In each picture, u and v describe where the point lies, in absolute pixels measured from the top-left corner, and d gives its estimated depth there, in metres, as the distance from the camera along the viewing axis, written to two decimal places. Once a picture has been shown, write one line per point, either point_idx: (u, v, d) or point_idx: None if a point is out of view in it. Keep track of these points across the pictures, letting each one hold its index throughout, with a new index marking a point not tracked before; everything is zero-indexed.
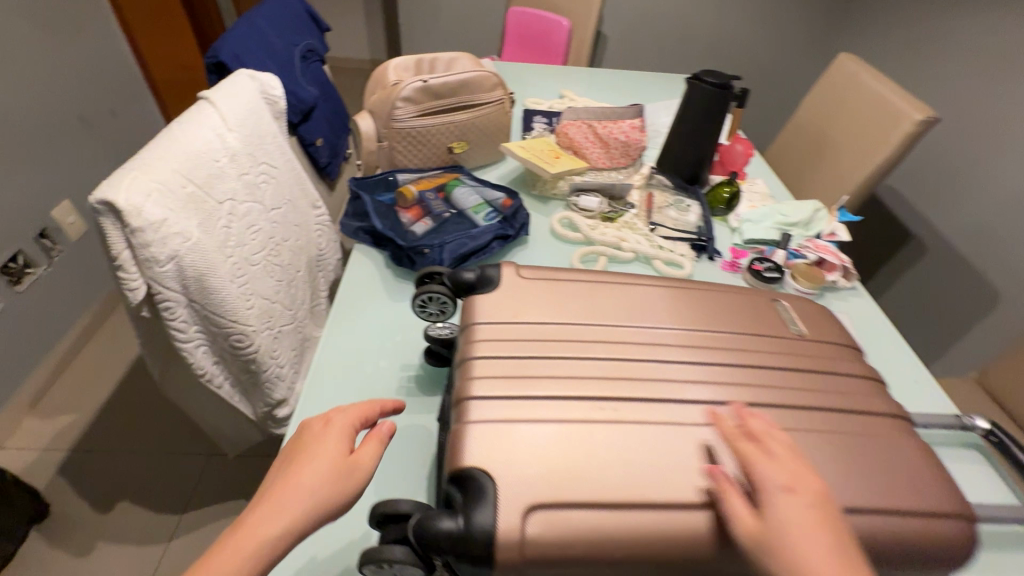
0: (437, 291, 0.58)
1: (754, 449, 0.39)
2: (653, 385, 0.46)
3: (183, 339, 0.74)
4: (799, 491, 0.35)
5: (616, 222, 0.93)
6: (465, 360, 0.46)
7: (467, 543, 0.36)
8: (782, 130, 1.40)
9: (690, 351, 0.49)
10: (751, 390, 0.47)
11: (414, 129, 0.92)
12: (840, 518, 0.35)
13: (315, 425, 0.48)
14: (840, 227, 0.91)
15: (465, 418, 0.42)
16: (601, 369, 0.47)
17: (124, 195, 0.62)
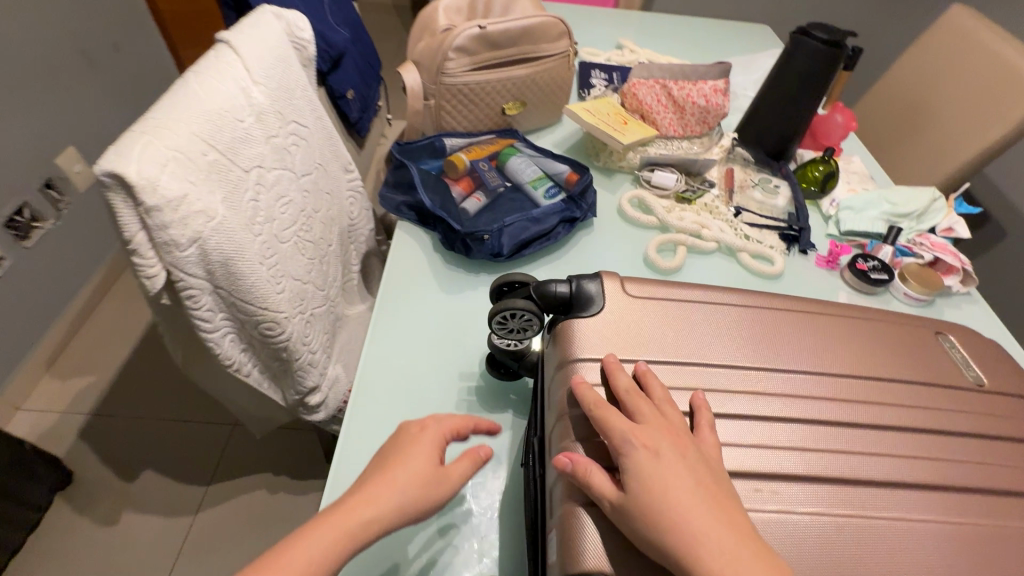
0: (520, 309, 0.46)
1: (612, 410, 0.36)
2: (829, 459, 0.38)
3: (208, 329, 0.65)
4: (658, 449, 0.34)
5: (694, 204, 0.81)
6: (565, 414, 0.38)
7: None
8: (870, 94, 1.23)
9: (842, 405, 0.40)
10: (935, 466, 0.38)
11: (467, 86, 0.78)
12: (698, 466, 0.34)
13: (410, 426, 0.42)
14: (960, 222, 0.78)
15: (574, 498, 0.35)
16: (752, 437, 0.38)
17: (135, 166, 0.51)
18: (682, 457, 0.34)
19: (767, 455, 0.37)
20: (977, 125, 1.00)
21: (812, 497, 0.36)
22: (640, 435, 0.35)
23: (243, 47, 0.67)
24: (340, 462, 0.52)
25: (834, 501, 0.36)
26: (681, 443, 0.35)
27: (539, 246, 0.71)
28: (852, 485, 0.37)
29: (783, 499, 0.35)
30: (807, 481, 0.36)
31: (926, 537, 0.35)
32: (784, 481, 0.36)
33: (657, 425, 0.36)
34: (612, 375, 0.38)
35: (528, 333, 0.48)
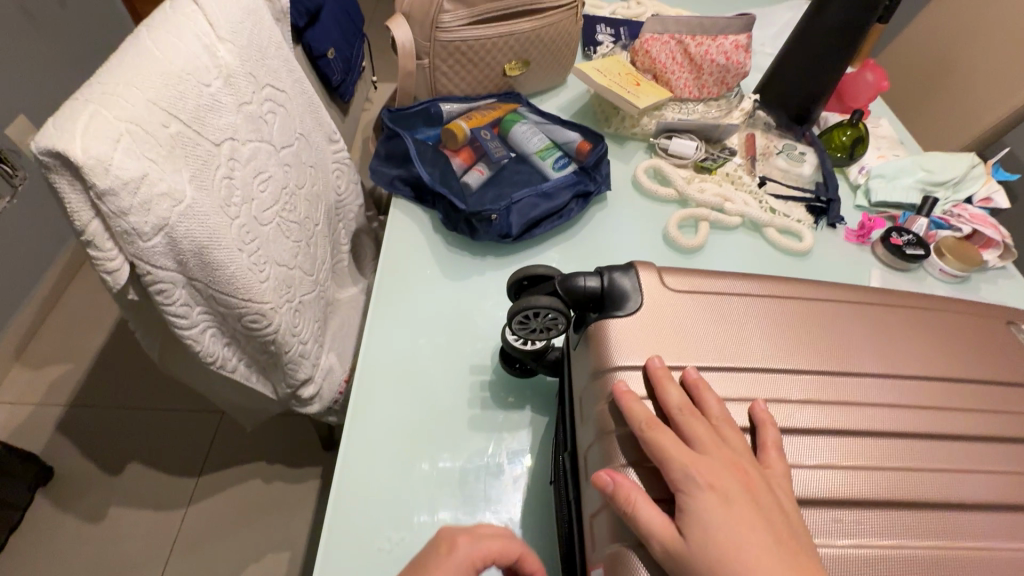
0: (542, 305, 0.39)
1: (665, 433, 0.31)
2: (916, 480, 0.33)
3: (186, 326, 0.58)
4: (720, 487, 0.30)
5: (714, 174, 0.75)
6: (608, 432, 0.33)
7: None
8: (891, 50, 1.15)
9: (920, 413, 0.35)
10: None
11: (465, 42, 0.69)
12: (767, 505, 0.30)
13: (439, 541, 0.35)
14: (999, 191, 0.72)
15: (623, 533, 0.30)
16: (824, 456, 0.33)
17: (81, 142, 0.42)
18: (749, 497, 0.30)
19: (846, 478, 0.32)
20: (1007, 87, 0.94)
21: (898, 528, 0.31)
22: (698, 468, 0.30)
23: None
24: (344, 472, 0.47)
25: (931, 528, 0.32)
26: (747, 478, 0.30)
27: (550, 226, 0.65)
28: (938, 509, 0.32)
29: (863, 529, 0.31)
30: (891, 507, 0.32)
31: (1021, 568, 0.31)
32: (863, 508, 0.32)
33: (718, 456, 0.31)
34: (663, 389, 0.33)
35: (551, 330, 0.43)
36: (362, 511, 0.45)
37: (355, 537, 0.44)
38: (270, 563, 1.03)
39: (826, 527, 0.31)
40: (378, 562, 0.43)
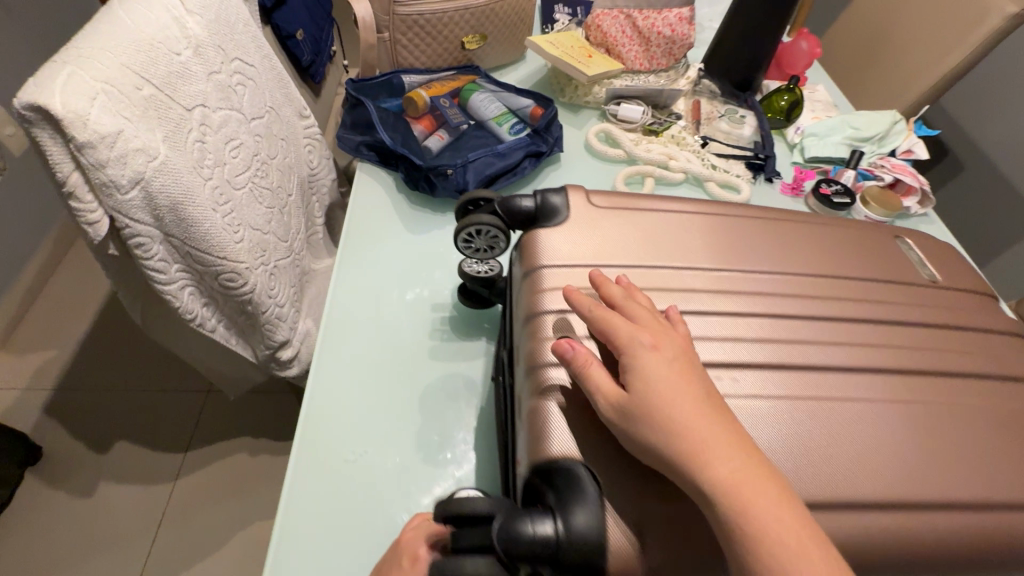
0: (489, 223, 0.43)
1: (610, 311, 0.34)
2: (797, 351, 0.38)
3: (164, 281, 0.62)
4: (664, 351, 0.33)
5: (661, 136, 0.80)
6: (533, 316, 0.37)
7: (567, 551, 0.28)
8: (836, 27, 1.22)
9: (809, 303, 0.41)
10: (894, 354, 0.39)
11: (423, 16, 0.74)
12: (703, 374, 0.32)
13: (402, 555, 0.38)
14: (919, 144, 0.78)
15: (543, 389, 0.34)
16: (718, 330, 0.38)
17: (60, 98, 0.46)
18: (684, 361, 0.33)
19: (727, 347, 0.37)
20: (932, 58, 1.01)
21: (780, 385, 0.36)
22: (645, 335, 0.33)
23: None
24: (312, 397, 0.51)
25: (816, 385, 0.36)
26: (681, 348, 0.33)
27: (506, 182, 0.70)
28: (819, 373, 0.37)
29: (747, 385, 0.36)
30: (771, 368, 0.37)
31: (884, 418, 0.36)
32: (747, 368, 0.36)
33: (659, 328, 0.34)
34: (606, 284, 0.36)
35: (496, 250, 0.46)
36: (331, 431, 0.49)
37: (324, 453, 0.48)
38: (258, 530, 1.07)
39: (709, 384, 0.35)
40: (344, 469, 0.47)
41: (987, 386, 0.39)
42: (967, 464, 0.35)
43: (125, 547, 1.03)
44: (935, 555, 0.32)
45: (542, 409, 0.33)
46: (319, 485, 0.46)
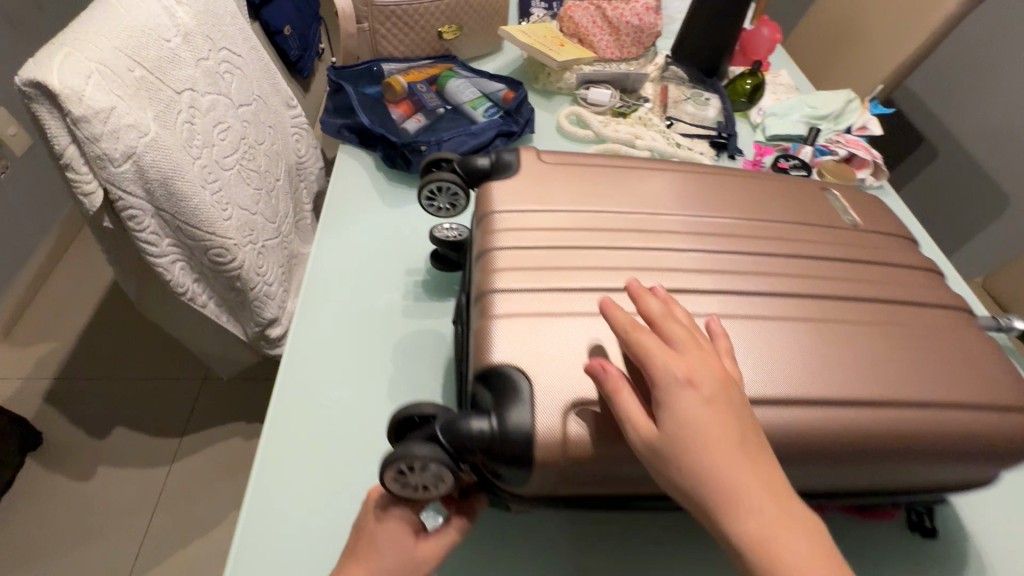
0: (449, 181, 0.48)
1: (645, 333, 0.32)
2: (711, 279, 0.40)
3: (156, 253, 0.66)
4: (702, 387, 0.30)
5: (629, 118, 0.85)
6: (485, 252, 0.40)
7: (503, 442, 0.32)
8: (806, 18, 1.27)
9: (733, 241, 0.43)
10: (807, 282, 0.41)
11: (400, 7, 0.79)
12: (744, 405, 0.30)
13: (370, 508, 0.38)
14: (873, 120, 0.83)
15: (489, 312, 0.36)
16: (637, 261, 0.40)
17: (58, 75, 0.51)
18: (724, 399, 0.30)
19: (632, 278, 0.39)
20: (894, 42, 1.04)
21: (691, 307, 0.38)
22: (682, 368, 0.30)
23: None
24: (291, 350, 0.54)
25: (724, 308, 0.38)
26: (722, 381, 0.30)
27: None
28: (724, 295, 0.39)
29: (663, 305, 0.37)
30: (683, 293, 0.39)
31: (779, 329, 0.37)
32: (673, 293, 0.39)
33: (699, 356, 0.31)
34: (643, 299, 0.34)
35: (456, 210, 0.51)
36: (309, 381, 0.53)
37: (302, 399, 0.51)
38: None
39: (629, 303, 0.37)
40: (320, 413, 0.51)
41: (904, 306, 0.41)
42: (879, 372, 0.36)
43: (122, 527, 1.05)
44: (830, 450, 0.34)
45: (484, 322, 0.36)
46: (297, 427, 0.50)
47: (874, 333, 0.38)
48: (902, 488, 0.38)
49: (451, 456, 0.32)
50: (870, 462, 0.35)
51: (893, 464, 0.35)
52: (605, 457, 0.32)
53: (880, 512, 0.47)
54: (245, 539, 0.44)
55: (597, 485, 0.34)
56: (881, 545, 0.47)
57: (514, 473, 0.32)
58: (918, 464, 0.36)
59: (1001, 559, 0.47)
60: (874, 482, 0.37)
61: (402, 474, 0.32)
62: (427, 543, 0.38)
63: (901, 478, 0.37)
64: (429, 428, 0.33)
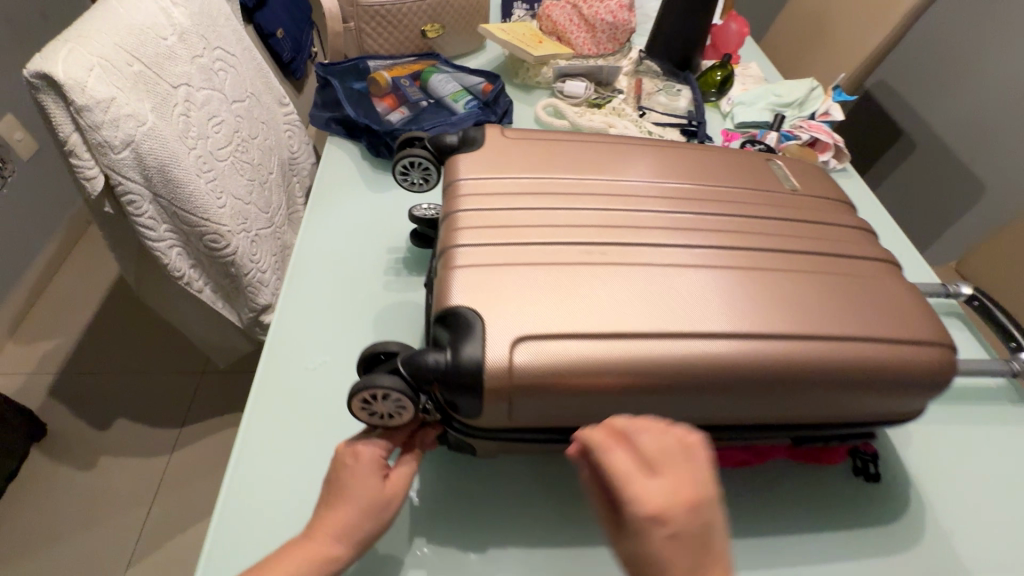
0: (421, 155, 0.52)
1: (607, 454, 0.28)
2: (649, 233, 0.44)
3: (153, 238, 0.70)
4: (672, 533, 0.24)
5: (603, 108, 0.89)
6: (450, 214, 0.44)
7: (456, 373, 0.36)
8: (782, 15, 1.32)
9: (680, 203, 0.47)
10: (738, 237, 0.45)
11: (383, 7, 0.83)
12: (722, 543, 0.25)
13: (342, 456, 0.39)
14: (836, 106, 0.86)
15: (451, 264, 0.40)
16: (589, 218, 0.44)
17: (63, 67, 0.56)
18: (704, 540, 0.24)
19: (577, 237, 0.42)
20: (863, 34, 1.07)
21: (629, 259, 0.41)
22: (649, 498, 0.25)
23: None
24: (279, 319, 0.58)
25: (666, 259, 0.42)
26: (705, 512, 0.24)
27: None
28: (662, 247, 0.43)
29: (610, 258, 0.41)
30: (626, 246, 0.42)
31: (711, 276, 0.41)
32: (620, 246, 0.42)
33: (670, 484, 0.25)
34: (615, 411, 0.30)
35: (428, 184, 0.56)
36: (296, 345, 0.56)
37: (290, 361, 0.55)
38: None
39: (578, 256, 0.41)
40: (306, 374, 0.54)
41: (837, 258, 0.44)
42: (808, 313, 0.40)
43: (122, 515, 1.08)
44: (758, 379, 0.37)
45: (448, 271, 0.39)
46: (284, 387, 0.53)
47: (810, 279, 0.42)
48: (833, 422, 0.42)
49: (411, 385, 0.36)
50: (798, 390, 0.38)
51: (820, 393, 0.39)
52: (549, 389, 0.36)
53: (825, 458, 0.50)
54: (233, 489, 0.47)
55: (540, 418, 0.38)
56: (826, 490, 0.50)
57: (467, 402, 0.36)
58: (845, 394, 0.39)
59: (941, 503, 0.50)
60: (804, 413, 0.40)
61: (367, 402, 0.36)
62: (396, 477, 0.40)
63: (829, 409, 0.40)
64: (392, 362, 0.37)
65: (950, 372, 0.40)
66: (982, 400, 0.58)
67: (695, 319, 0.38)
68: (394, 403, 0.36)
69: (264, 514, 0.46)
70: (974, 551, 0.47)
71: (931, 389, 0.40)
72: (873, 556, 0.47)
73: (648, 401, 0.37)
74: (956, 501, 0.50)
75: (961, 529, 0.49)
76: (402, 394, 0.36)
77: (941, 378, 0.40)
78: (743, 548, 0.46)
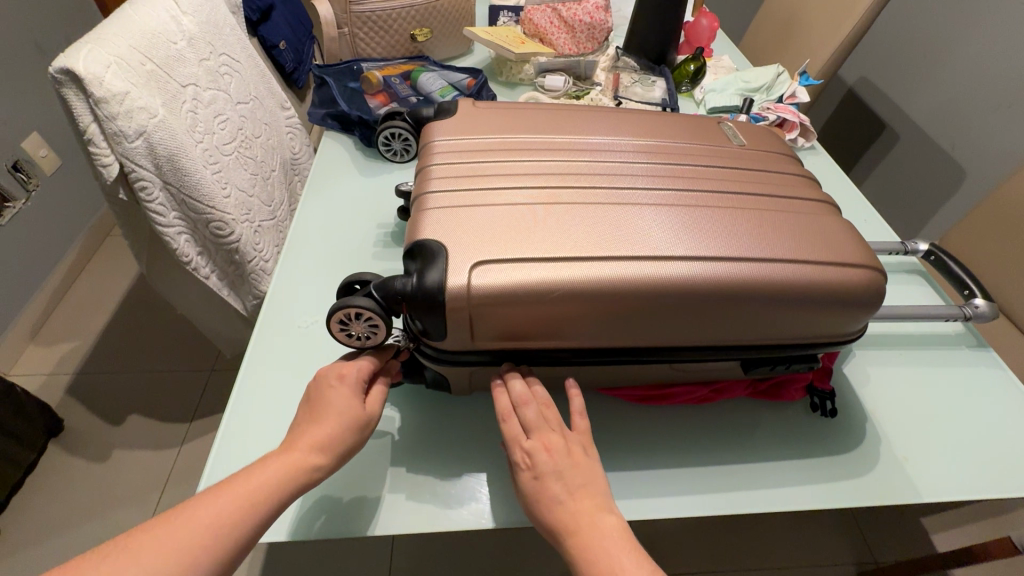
0: (401, 126, 0.72)
1: (510, 422, 0.42)
2: (603, 180, 0.48)
3: (163, 224, 0.76)
4: (553, 460, 0.40)
5: (582, 99, 0.95)
6: (425, 168, 0.49)
7: (418, 293, 0.40)
8: (760, 13, 1.38)
9: (635, 155, 0.51)
10: (682, 181, 0.49)
11: (374, 13, 0.91)
12: (581, 459, 0.41)
13: (326, 378, 0.43)
14: (802, 88, 0.91)
15: (423, 207, 0.45)
16: (549, 168, 0.49)
17: (83, 63, 0.63)
18: (571, 467, 0.40)
19: (536, 183, 0.47)
20: (834, 26, 1.11)
21: (582, 198, 0.46)
22: (536, 443, 0.40)
23: None
24: (276, 285, 0.64)
25: (619, 199, 0.46)
26: (572, 450, 0.41)
27: None
28: (614, 190, 0.47)
29: (565, 198, 0.46)
30: (580, 189, 0.47)
31: (657, 212, 0.45)
32: (576, 189, 0.47)
33: (549, 432, 0.41)
34: (509, 382, 0.43)
35: (405, 153, 0.79)
36: (294, 306, 0.62)
37: (287, 321, 0.61)
38: None
39: (538, 197, 0.46)
40: (299, 332, 0.60)
41: (774, 199, 0.49)
42: (743, 239, 0.44)
43: (135, 503, 1.12)
44: (698, 296, 0.41)
45: (419, 213, 0.44)
46: (281, 343, 0.59)
47: (747, 213, 0.46)
48: (774, 342, 0.46)
49: (383, 304, 0.43)
50: (736, 306, 0.42)
51: (757, 309, 0.42)
52: (502, 306, 0.40)
53: (785, 394, 0.53)
54: (231, 428, 0.52)
55: (498, 339, 0.43)
56: (784, 423, 0.53)
57: (430, 320, 0.41)
58: (780, 312, 0.43)
59: (897, 435, 0.53)
60: (744, 332, 0.44)
61: (345, 320, 0.43)
62: (371, 400, 0.44)
63: (767, 327, 0.44)
64: (367, 289, 0.44)
65: (876, 290, 0.44)
66: (941, 346, 0.61)
67: (640, 245, 0.42)
68: (370, 320, 0.43)
69: (255, 450, 0.51)
70: (925, 478, 0.50)
71: (860, 308, 0.44)
72: (830, 480, 0.49)
73: (596, 318, 0.42)
74: (913, 434, 0.53)
75: (916, 458, 0.51)
76: (374, 312, 0.42)
77: (869, 297, 0.44)
78: (699, 474, 0.50)
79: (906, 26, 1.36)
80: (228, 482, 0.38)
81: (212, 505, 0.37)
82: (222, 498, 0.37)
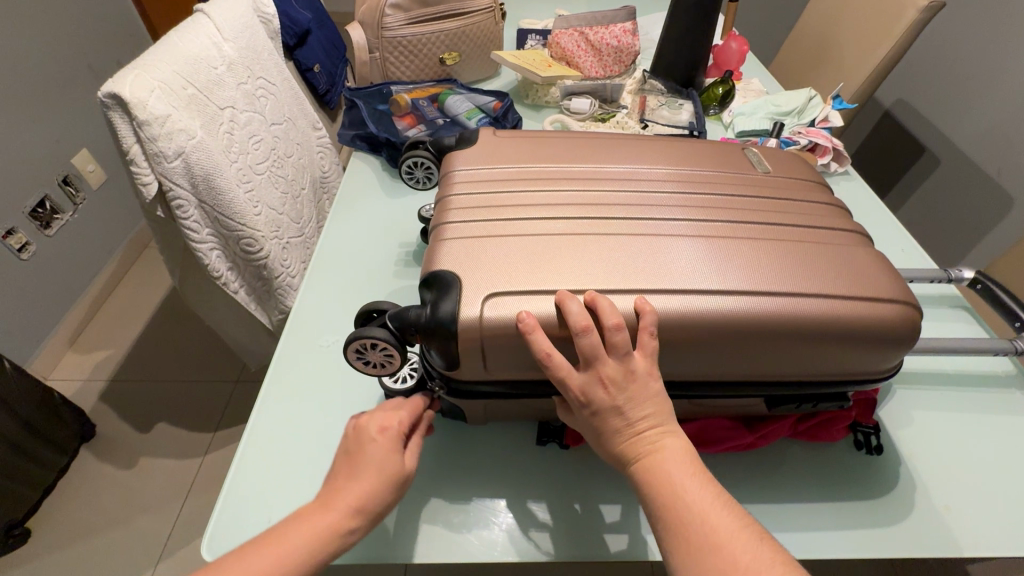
0: (422, 155, 0.73)
1: (559, 355, 0.38)
2: (626, 209, 0.48)
3: (197, 240, 0.78)
4: (615, 397, 0.38)
5: (607, 122, 0.94)
6: (444, 198, 0.49)
7: (431, 323, 0.40)
8: (791, 36, 1.36)
9: (662, 184, 0.51)
10: (706, 212, 0.48)
11: (405, 37, 0.93)
12: (649, 390, 0.38)
13: (367, 430, 0.42)
14: (835, 112, 0.90)
15: (440, 237, 0.45)
16: (570, 197, 0.49)
17: (129, 88, 0.66)
18: (634, 395, 0.38)
19: (557, 212, 0.47)
20: (868, 48, 1.09)
21: (601, 226, 0.46)
22: (586, 380, 0.38)
23: (215, 13, 0.83)
24: (300, 302, 0.65)
25: (649, 229, 0.46)
26: (636, 382, 0.38)
27: None
28: (637, 219, 0.47)
29: (584, 227, 0.46)
30: (603, 219, 0.47)
31: (680, 242, 0.45)
32: (600, 219, 0.46)
33: (609, 367, 0.38)
34: (565, 306, 0.38)
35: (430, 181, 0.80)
36: (316, 325, 0.63)
37: (306, 341, 0.61)
38: None
39: (559, 227, 0.46)
40: (319, 352, 0.60)
41: (803, 229, 0.47)
42: (769, 273, 0.42)
43: (159, 510, 1.14)
44: (718, 331, 0.40)
45: (437, 242, 0.44)
46: (301, 362, 0.59)
47: (773, 245, 0.45)
48: (799, 380, 0.44)
49: (398, 332, 0.43)
50: (762, 342, 0.40)
51: (784, 344, 0.41)
52: (513, 334, 0.40)
53: (824, 435, 0.50)
54: (250, 449, 0.52)
55: (510, 369, 0.42)
56: (813, 463, 0.51)
57: (441, 349, 0.41)
58: (807, 349, 0.41)
59: (936, 482, 0.49)
60: (771, 367, 0.43)
61: (361, 350, 0.44)
62: (410, 454, 0.44)
63: (793, 363, 0.42)
64: (384, 319, 0.45)
65: (911, 328, 0.42)
66: (989, 386, 0.57)
67: (664, 278, 0.41)
68: (384, 349, 0.44)
69: (271, 473, 0.50)
70: (969, 530, 0.46)
71: (896, 348, 0.42)
72: (862, 527, 0.47)
73: None
74: (952, 480, 0.50)
75: (959, 508, 0.48)
76: (388, 341, 0.43)
77: (906, 335, 0.42)
78: None
79: (946, 48, 1.32)
80: (265, 540, 0.39)
81: (247, 566, 0.37)
82: (257, 558, 0.37)
